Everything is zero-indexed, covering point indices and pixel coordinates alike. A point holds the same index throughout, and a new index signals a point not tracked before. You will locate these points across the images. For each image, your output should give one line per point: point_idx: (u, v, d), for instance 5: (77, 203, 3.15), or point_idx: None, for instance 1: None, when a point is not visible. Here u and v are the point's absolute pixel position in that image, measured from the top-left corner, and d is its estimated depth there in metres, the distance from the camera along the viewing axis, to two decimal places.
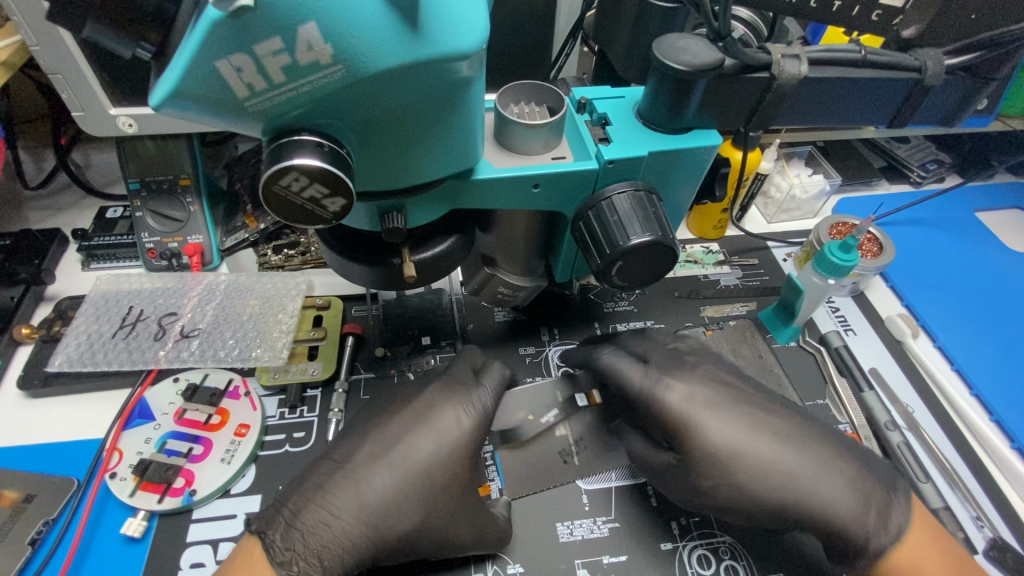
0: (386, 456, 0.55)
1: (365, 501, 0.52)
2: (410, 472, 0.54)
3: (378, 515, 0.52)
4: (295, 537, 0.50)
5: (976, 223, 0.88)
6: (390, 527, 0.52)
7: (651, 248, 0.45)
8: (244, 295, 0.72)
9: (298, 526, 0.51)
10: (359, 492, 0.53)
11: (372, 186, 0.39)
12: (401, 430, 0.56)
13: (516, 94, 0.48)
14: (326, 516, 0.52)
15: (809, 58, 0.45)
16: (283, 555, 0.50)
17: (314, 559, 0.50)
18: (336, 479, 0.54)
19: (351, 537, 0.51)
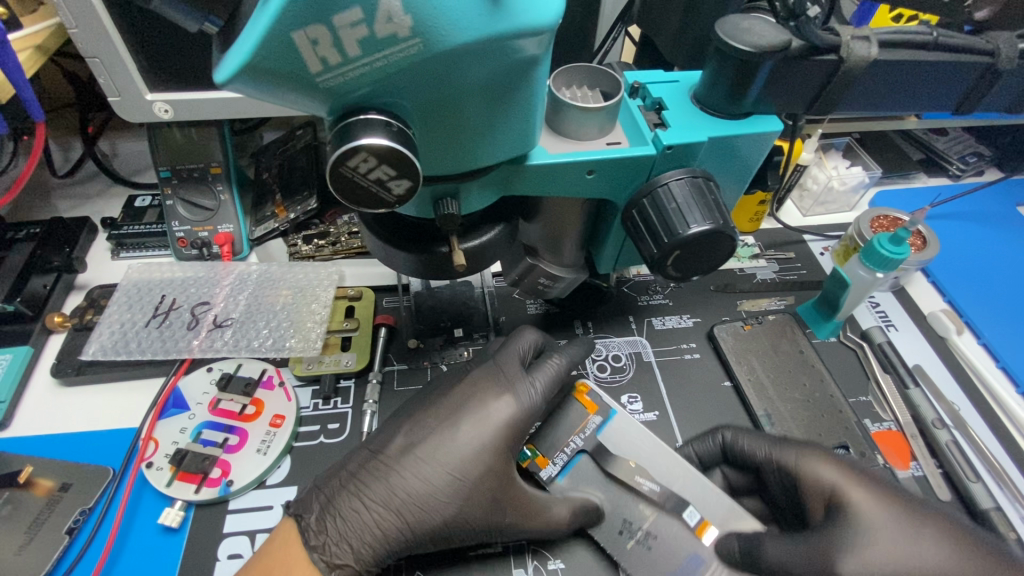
0: (427, 450, 0.55)
1: (394, 492, 0.53)
2: (451, 468, 0.54)
3: (410, 507, 0.53)
4: (329, 523, 0.52)
5: (1018, 216, 0.86)
6: (423, 518, 0.53)
7: (710, 236, 0.43)
8: (275, 284, 0.71)
9: (333, 514, 0.52)
10: (393, 484, 0.53)
11: (431, 170, 0.37)
12: (438, 426, 0.56)
13: (568, 77, 0.46)
14: (359, 505, 0.53)
15: (879, 40, 0.43)
16: (316, 539, 0.51)
17: (345, 545, 0.51)
18: (370, 467, 0.55)
19: (381, 527, 0.52)
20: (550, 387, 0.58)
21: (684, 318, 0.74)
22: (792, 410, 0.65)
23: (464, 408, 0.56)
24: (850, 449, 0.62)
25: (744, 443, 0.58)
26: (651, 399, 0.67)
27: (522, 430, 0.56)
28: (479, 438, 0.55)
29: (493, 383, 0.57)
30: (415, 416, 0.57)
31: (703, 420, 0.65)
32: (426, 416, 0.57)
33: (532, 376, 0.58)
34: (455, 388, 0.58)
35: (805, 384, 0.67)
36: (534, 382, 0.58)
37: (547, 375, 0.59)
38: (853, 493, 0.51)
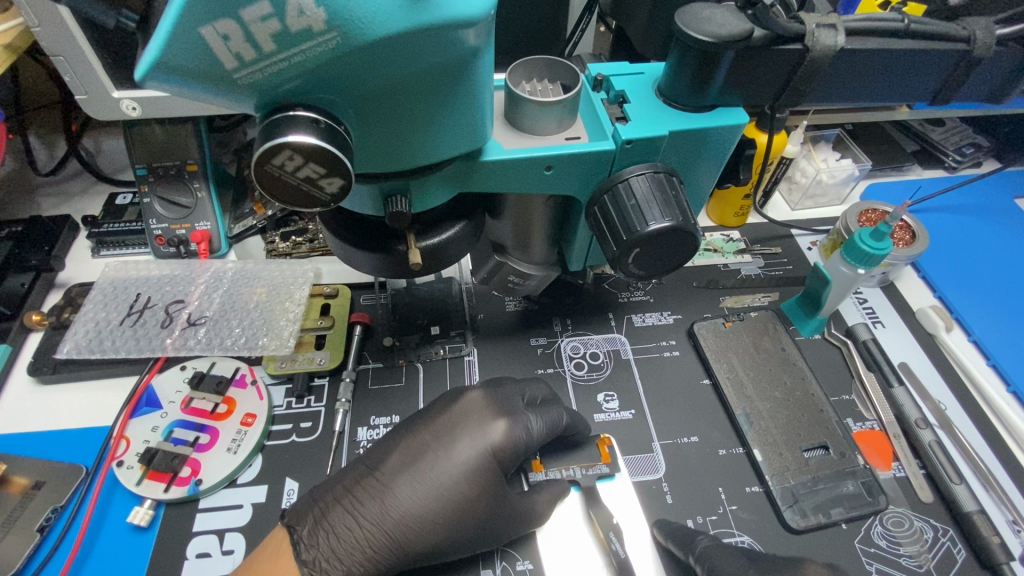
0: (427, 470, 0.54)
1: (389, 513, 0.53)
2: (449, 496, 0.53)
3: (403, 526, 0.52)
4: (322, 536, 0.52)
5: (1014, 209, 0.84)
6: (413, 538, 0.52)
7: (670, 233, 0.42)
8: (251, 282, 0.71)
9: (327, 530, 0.52)
10: (388, 503, 0.53)
11: (375, 168, 0.37)
12: (436, 440, 0.56)
13: (527, 71, 0.45)
14: (352, 523, 0.52)
15: (846, 28, 0.42)
16: (308, 552, 0.51)
17: (337, 561, 0.51)
18: (365, 486, 0.54)
19: (373, 546, 0.52)
20: (548, 431, 0.57)
21: (665, 315, 0.72)
22: (771, 409, 0.63)
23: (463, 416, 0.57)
24: (830, 449, 0.60)
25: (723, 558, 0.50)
26: (628, 398, 0.65)
27: (516, 452, 0.55)
28: (467, 439, 0.55)
29: (494, 404, 0.57)
30: (415, 435, 0.57)
31: (680, 419, 0.64)
32: (422, 422, 0.57)
33: (533, 412, 0.57)
34: (456, 405, 0.57)
35: (786, 382, 0.65)
36: (534, 420, 0.57)
37: (548, 420, 0.57)
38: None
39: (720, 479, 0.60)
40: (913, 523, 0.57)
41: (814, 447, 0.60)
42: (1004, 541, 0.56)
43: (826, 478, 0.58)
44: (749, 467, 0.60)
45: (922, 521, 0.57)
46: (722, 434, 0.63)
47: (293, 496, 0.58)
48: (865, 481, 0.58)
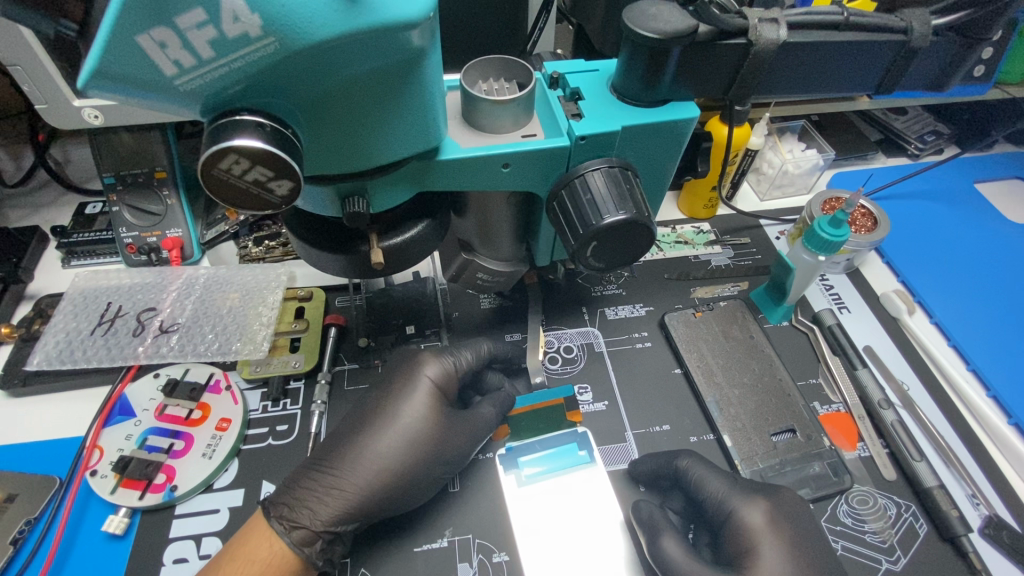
0: (383, 421, 0.57)
1: (348, 454, 0.55)
2: (407, 431, 0.56)
3: (362, 463, 0.55)
4: (290, 494, 0.54)
5: (973, 193, 0.86)
6: (376, 474, 0.54)
7: (625, 226, 0.43)
8: (223, 288, 0.71)
9: (296, 487, 0.54)
10: (348, 449, 0.56)
11: (330, 170, 0.37)
12: (383, 386, 0.60)
13: (483, 70, 0.46)
14: (318, 474, 0.55)
15: (789, 22, 0.43)
16: (277, 509, 0.53)
17: (304, 508, 0.53)
18: (327, 443, 0.57)
19: (336, 488, 0.54)
20: (474, 358, 0.63)
21: (637, 307, 0.74)
22: (740, 395, 0.65)
23: (433, 407, 0.58)
24: (797, 432, 0.62)
25: (702, 475, 0.55)
26: (601, 389, 0.66)
27: (450, 378, 0.61)
28: (431, 412, 0.58)
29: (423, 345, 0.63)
30: (372, 396, 0.60)
31: (653, 409, 0.65)
32: (387, 400, 0.59)
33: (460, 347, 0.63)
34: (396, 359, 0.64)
35: (753, 368, 0.67)
36: (462, 351, 0.63)
37: (474, 350, 0.64)
38: (767, 547, 0.51)
39: None
40: (877, 501, 0.58)
41: (782, 431, 0.62)
42: (963, 513, 0.58)
43: (792, 460, 0.60)
44: (719, 452, 0.62)
45: (886, 498, 0.58)
46: (693, 422, 0.64)
47: None
48: (832, 462, 0.60)
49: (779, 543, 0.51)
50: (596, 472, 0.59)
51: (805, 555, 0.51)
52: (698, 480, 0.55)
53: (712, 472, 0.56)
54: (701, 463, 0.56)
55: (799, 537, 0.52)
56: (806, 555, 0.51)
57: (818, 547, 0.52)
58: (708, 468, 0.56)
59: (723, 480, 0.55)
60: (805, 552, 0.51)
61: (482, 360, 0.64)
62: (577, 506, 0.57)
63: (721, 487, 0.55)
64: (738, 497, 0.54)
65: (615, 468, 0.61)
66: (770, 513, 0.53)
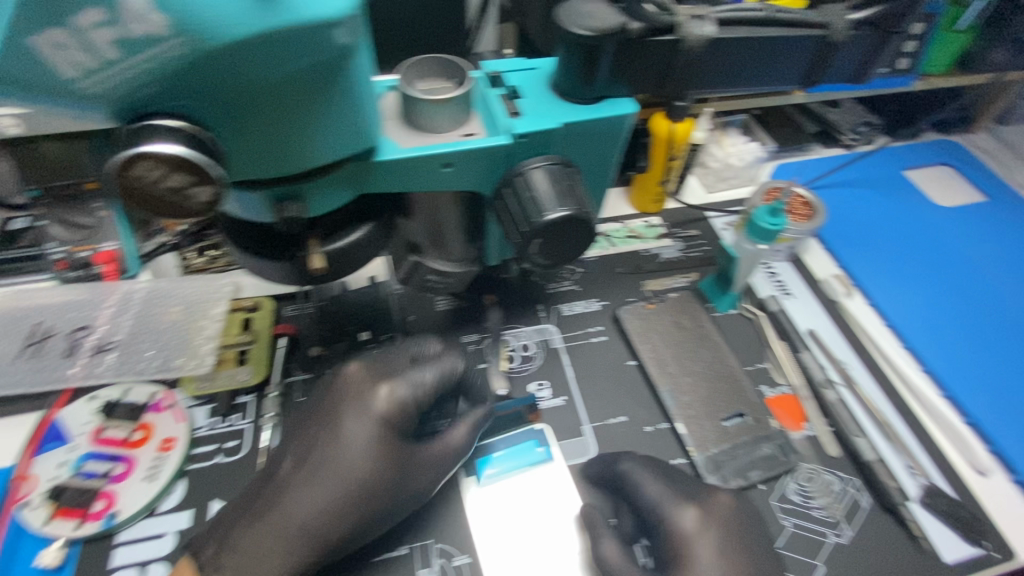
0: (330, 473, 0.52)
1: (290, 512, 0.51)
2: (358, 483, 0.52)
3: (308, 520, 0.51)
4: (226, 555, 0.50)
5: (903, 179, 0.91)
6: (324, 526, 0.51)
7: (568, 223, 0.44)
8: (164, 301, 0.68)
9: (232, 546, 0.50)
10: (289, 505, 0.51)
11: (259, 175, 0.36)
12: (323, 428, 0.55)
13: (421, 70, 0.45)
14: (255, 532, 0.51)
15: (716, 18, 0.44)
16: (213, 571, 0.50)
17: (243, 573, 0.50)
18: (265, 494, 0.53)
19: (279, 549, 0.50)
20: (439, 377, 0.58)
21: (592, 302, 0.75)
22: (692, 383, 0.66)
23: (389, 453, 0.54)
24: (746, 416, 0.64)
25: (640, 480, 0.56)
26: (559, 385, 0.67)
27: (406, 413, 0.56)
28: (387, 456, 0.54)
29: (374, 372, 0.58)
30: (318, 436, 0.55)
31: (609, 401, 0.66)
32: (331, 442, 0.54)
33: (421, 366, 0.58)
34: (337, 383, 0.57)
35: (704, 356, 0.69)
36: (424, 373, 0.58)
37: (439, 368, 0.59)
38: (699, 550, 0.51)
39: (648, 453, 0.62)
40: (823, 477, 0.61)
41: (732, 416, 0.64)
42: (902, 484, 0.61)
43: (742, 443, 0.62)
44: (673, 440, 0.63)
45: (831, 474, 0.61)
46: (649, 412, 0.65)
47: None
48: (780, 443, 0.62)
49: (726, 529, 0.52)
50: (554, 467, 0.60)
51: (753, 541, 0.52)
52: (636, 484, 0.56)
53: (650, 475, 0.56)
54: (642, 467, 0.57)
55: (747, 522, 0.53)
56: (756, 538, 0.53)
57: (762, 533, 0.54)
58: (647, 471, 0.56)
59: (659, 485, 0.55)
60: (751, 537, 0.52)
61: (445, 379, 0.59)
62: (535, 503, 0.57)
63: (656, 495, 0.55)
64: (669, 504, 0.54)
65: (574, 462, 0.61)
66: (699, 519, 0.53)
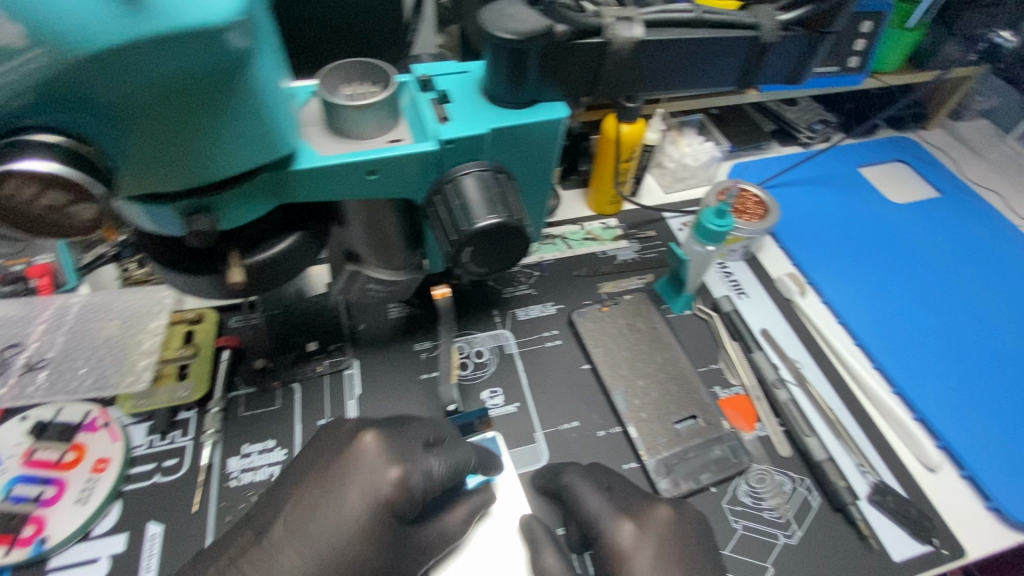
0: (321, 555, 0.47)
1: None
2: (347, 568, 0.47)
3: None
4: None
5: (859, 177, 0.92)
6: None
7: (498, 231, 0.43)
8: (100, 315, 0.65)
9: None
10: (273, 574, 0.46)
11: (163, 188, 0.35)
12: (323, 495, 0.50)
13: (345, 74, 0.44)
14: None
15: (644, 20, 0.43)
16: None
17: None
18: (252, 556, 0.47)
19: None
20: (450, 472, 0.53)
21: (548, 305, 0.74)
22: (645, 386, 0.66)
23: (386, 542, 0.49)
24: (698, 418, 0.64)
25: (579, 492, 0.55)
26: (512, 392, 0.66)
27: (412, 499, 0.50)
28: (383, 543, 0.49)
29: (392, 448, 0.52)
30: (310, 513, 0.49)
31: (562, 407, 0.65)
32: (332, 517, 0.49)
33: (434, 454, 0.53)
34: (348, 451, 0.51)
35: (657, 359, 0.68)
36: (435, 462, 0.53)
37: (451, 460, 0.54)
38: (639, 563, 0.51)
39: (600, 459, 0.62)
40: (774, 478, 0.61)
41: (685, 418, 0.64)
42: (851, 483, 0.61)
43: (694, 446, 0.62)
44: (626, 445, 0.63)
45: (782, 475, 0.61)
46: (602, 417, 0.65)
47: (156, 541, 0.54)
48: (731, 444, 0.62)
49: (674, 536, 0.52)
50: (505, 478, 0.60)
51: (699, 546, 0.52)
52: (575, 497, 0.55)
53: (590, 490, 0.55)
54: (582, 479, 0.56)
55: (695, 526, 0.54)
56: (702, 543, 0.53)
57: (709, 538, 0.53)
58: (588, 485, 0.55)
59: (599, 497, 0.55)
60: (696, 544, 0.52)
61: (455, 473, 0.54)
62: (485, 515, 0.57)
63: (595, 505, 0.54)
64: (606, 518, 0.54)
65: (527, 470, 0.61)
66: (635, 536, 0.52)
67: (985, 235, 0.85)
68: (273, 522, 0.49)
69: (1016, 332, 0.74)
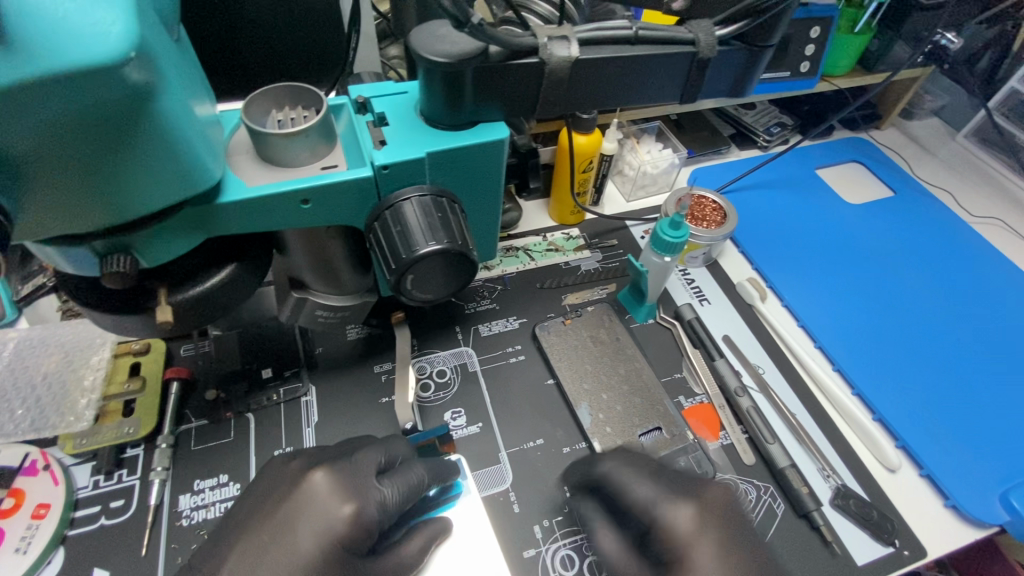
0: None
1: None
2: None
3: None
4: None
5: (816, 179, 0.93)
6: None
7: (440, 257, 0.42)
8: (40, 349, 0.62)
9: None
10: None
11: (75, 229, 0.33)
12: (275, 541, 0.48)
13: (276, 99, 0.43)
14: None
15: (580, 38, 0.42)
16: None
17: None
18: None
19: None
20: (404, 495, 0.53)
21: (510, 320, 0.73)
22: (610, 399, 0.65)
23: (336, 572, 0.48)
24: (662, 429, 0.63)
25: (625, 481, 0.54)
26: (475, 412, 0.65)
27: (365, 534, 0.51)
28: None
29: (345, 482, 0.51)
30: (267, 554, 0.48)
31: (526, 424, 0.64)
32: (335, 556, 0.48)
33: (385, 479, 0.53)
34: (298, 491, 0.50)
35: (621, 371, 0.68)
36: (387, 483, 0.53)
37: (403, 483, 0.53)
38: (696, 553, 0.50)
39: None
40: (739, 487, 0.61)
41: (650, 430, 0.63)
42: (814, 488, 0.61)
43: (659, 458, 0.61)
44: None
45: (747, 483, 0.61)
46: (566, 432, 0.64)
47: None
48: (696, 455, 0.62)
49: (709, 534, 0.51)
50: (470, 501, 0.58)
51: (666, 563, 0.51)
52: (620, 484, 0.54)
53: (637, 476, 0.54)
54: (624, 467, 0.55)
55: (725, 519, 0.52)
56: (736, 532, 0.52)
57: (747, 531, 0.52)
58: (635, 473, 0.54)
59: (649, 485, 0.54)
60: (735, 537, 0.51)
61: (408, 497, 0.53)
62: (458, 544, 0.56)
63: (646, 491, 0.53)
64: (665, 501, 0.53)
65: (493, 490, 0.60)
66: (697, 517, 0.52)
67: (935, 231, 0.87)
68: (219, 568, 0.48)
69: (966, 325, 0.76)
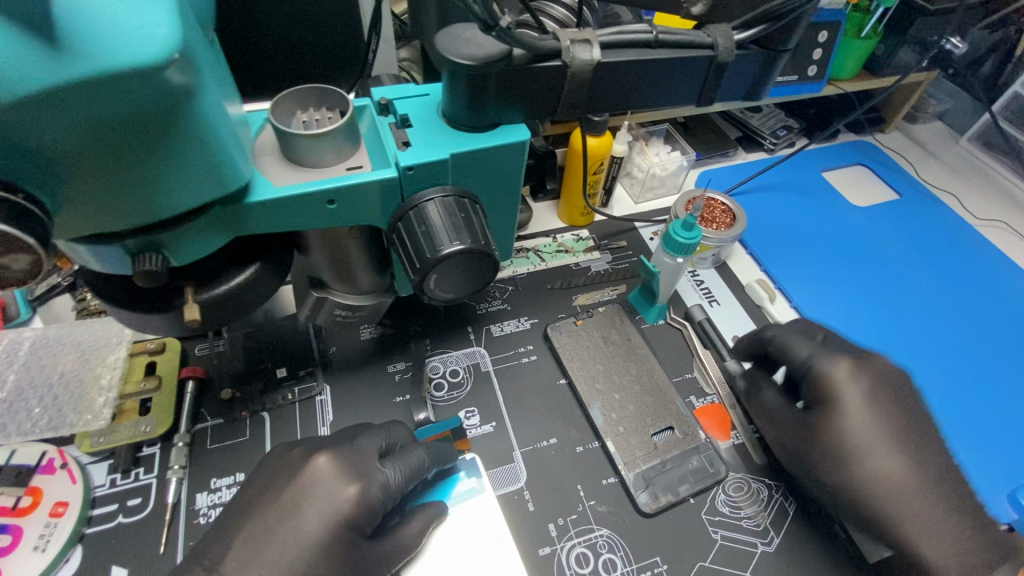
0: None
1: None
2: None
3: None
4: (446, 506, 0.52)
5: (823, 182, 0.94)
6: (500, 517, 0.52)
7: (464, 257, 0.42)
8: (56, 347, 0.62)
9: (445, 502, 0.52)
10: None
11: (108, 228, 0.34)
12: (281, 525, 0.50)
13: (301, 100, 0.43)
14: None
15: (601, 42, 0.43)
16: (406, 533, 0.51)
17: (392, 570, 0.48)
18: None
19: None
20: (407, 477, 0.54)
21: (521, 320, 0.73)
22: (622, 399, 0.66)
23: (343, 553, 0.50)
24: (674, 429, 0.64)
25: (787, 341, 0.66)
26: (488, 411, 0.65)
27: (369, 513, 0.52)
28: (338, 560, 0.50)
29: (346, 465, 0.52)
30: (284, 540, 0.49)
31: (539, 423, 0.65)
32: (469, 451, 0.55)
33: (387, 462, 0.54)
34: (301, 474, 0.52)
35: (632, 371, 0.68)
36: (390, 467, 0.54)
37: (405, 466, 0.54)
38: (849, 393, 0.61)
39: (578, 477, 0.61)
40: (751, 486, 0.62)
41: (662, 429, 0.64)
42: None
43: (671, 457, 0.62)
44: (604, 460, 0.62)
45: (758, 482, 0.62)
46: (579, 432, 0.64)
47: None
48: (708, 454, 0.63)
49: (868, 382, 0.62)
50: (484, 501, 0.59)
51: None
52: (784, 345, 0.66)
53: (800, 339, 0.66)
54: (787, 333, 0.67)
55: (875, 375, 0.63)
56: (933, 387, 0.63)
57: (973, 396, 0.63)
58: (798, 337, 0.66)
59: (808, 344, 0.65)
60: (884, 386, 0.62)
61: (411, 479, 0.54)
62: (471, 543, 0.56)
63: (803, 349, 0.65)
64: (823, 356, 0.64)
65: (507, 488, 0.60)
66: (851, 367, 0.63)
67: (940, 234, 0.88)
68: (224, 557, 0.49)
69: (972, 327, 0.77)
